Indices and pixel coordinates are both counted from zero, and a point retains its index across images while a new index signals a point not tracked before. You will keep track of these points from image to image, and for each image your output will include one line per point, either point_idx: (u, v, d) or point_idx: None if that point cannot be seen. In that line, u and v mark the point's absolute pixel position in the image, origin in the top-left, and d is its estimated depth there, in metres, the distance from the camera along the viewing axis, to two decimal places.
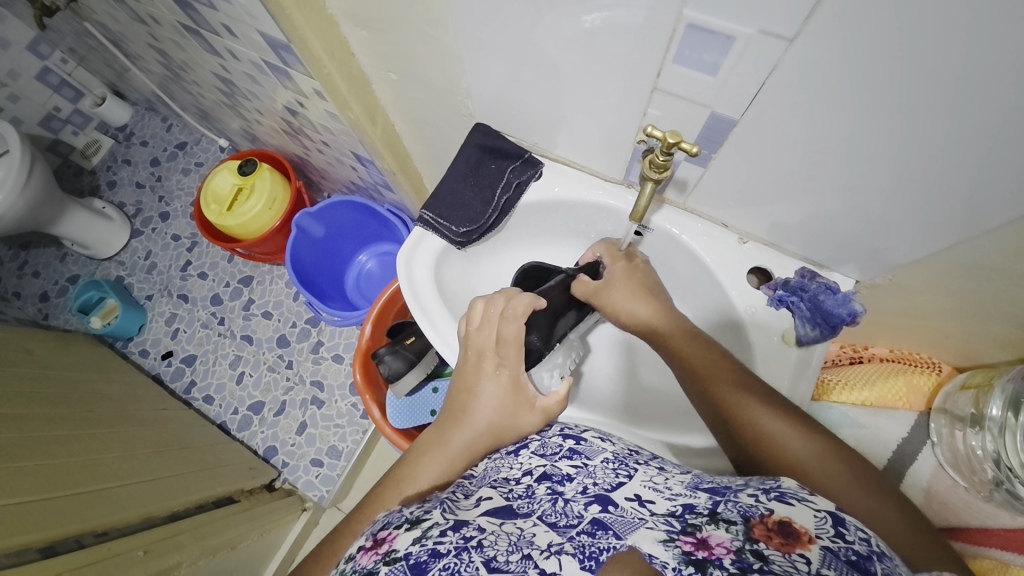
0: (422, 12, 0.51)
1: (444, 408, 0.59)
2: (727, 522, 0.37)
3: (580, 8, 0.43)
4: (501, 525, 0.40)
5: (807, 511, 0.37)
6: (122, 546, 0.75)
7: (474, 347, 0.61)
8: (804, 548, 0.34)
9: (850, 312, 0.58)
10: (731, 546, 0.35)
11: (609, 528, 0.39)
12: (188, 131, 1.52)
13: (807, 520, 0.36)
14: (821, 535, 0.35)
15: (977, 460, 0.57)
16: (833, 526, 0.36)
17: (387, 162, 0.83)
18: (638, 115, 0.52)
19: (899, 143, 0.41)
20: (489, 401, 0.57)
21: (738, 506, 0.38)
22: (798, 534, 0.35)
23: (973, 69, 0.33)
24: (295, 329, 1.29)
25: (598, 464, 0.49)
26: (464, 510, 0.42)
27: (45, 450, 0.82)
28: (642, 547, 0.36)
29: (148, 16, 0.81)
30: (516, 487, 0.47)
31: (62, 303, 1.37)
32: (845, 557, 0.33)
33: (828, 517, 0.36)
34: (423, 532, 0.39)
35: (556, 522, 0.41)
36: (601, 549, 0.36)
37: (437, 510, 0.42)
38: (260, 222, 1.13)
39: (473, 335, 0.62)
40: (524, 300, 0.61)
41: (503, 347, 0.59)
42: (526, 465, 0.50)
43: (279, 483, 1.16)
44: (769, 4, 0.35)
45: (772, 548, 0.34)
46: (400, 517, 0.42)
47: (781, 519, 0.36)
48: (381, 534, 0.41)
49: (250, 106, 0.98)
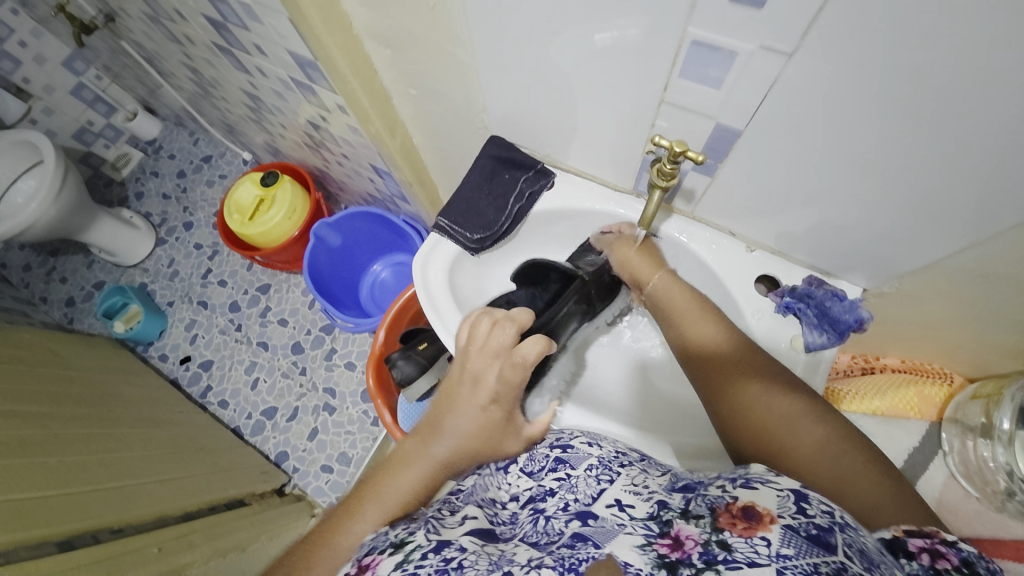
0: (442, 31, 0.54)
1: (429, 419, 0.57)
2: (697, 517, 0.37)
3: (590, 28, 0.45)
4: (483, 546, 0.41)
5: (771, 492, 0.37)
6: (137, 543, 0.76)
7: (472, 371, 0.57)
8: (765, 529, 0.33)
9: (858, 317, 0.59)
10: (699, 539, 0.35)
11: (590, 539, 0.39)
12: (214, 144, 1.59)
13: (769, 502, 0.36)
14: (782, 514, 0.34)
15: (989, 471, 0.58)
16: (795, 503, 0.35)
17: (404, 173, 0.86)
18: (646, 127, 0.54)
19: (894, 150, 0.43)
20: (479, 428, 0.55)
21: (706, 499, 0.39)
22: (760, 517, 0.35)
23: (966, 77, 0.34)
24: (310, 336, 1.32)
25: (580, 474, 0.50)
26: (448, 530, 0.43)
27: (68, 447, 0.85)
28: (619, 554, 0.36)
29: (183, 36, 0.86)
30: (502, 511, 0.50)
31: (88, 308, 1.42)
32: (804, 532, 0.33)
33: (790, 495, 0.36)
34: (406, 556, 0.39)
35: (537, 541, 0.43)
36: (580, 560, 0.37)
37: (420, 531, 0.43)
38: (280, 232, 1.17)
39: (473, 359, 0.58)
40: (539, 343, 0.56)
41: (508, 381, 0.56)
42: (514, 489, 0.53)
43: (290, 488, 1.18)
44: (768, 22, 0.37)
45: (735, 535, 0.34)
46: (385, 541, 0.42)
47: (745, 505, 0.36)
48: (365, 559, 0.41)
49: (275, 120, 1.03)
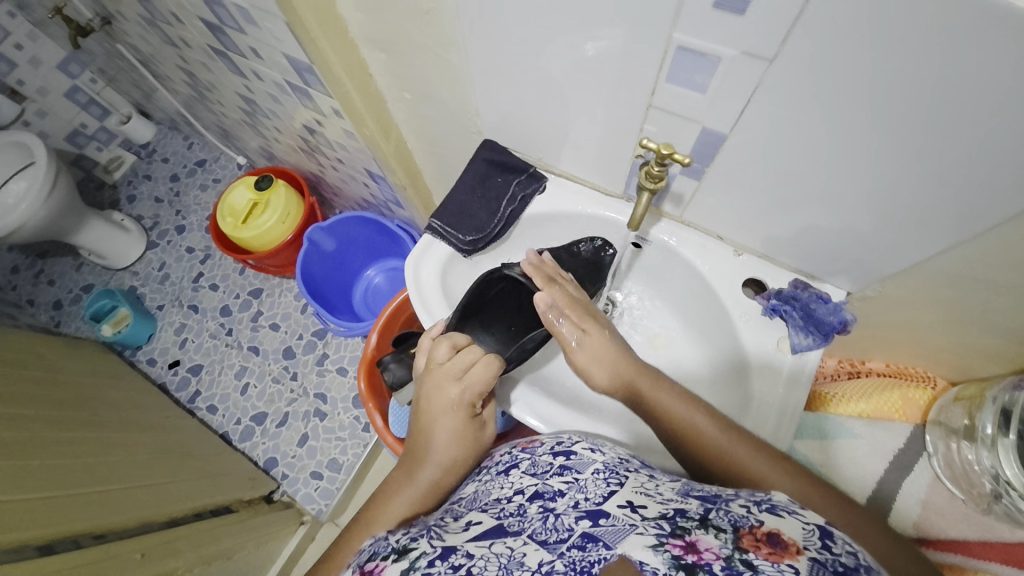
0: (435, 36, 0.54)
1: (407, 448, 0.63)
2: (716, 529, 0.37)
3: (583, 39, 0.47)
4: (491, 547, 0.41)
5: (796, 523, 0.38)
6: (121, 548, 0.75)
7: (437, 386, 0.63)
8: (791, 558, 0.34)
9: (842, 319, 0.60)
10: (719, 553, 0.35)
11: (600, 540, 0.39)
12: (208, 149, 1.59)
13: (795, 532, 0.37)
14: (809, 547, 0.35)
15: (975, 475, 0.59)
16: (820, 539, 0.37)
17: (398, 176, 0.87)
18: (634, 130, 0.55)
19: (876, 152, 0.44)
20: (449, 438, 0.60)
21: (729, 516, 0.39)
22: (785, 545, 0.35)
23: (947, 80, 0.35)
24: (301, 341, 1.31)
25: (588, 477, 0.50)
26: (453, 535, 0.44)
27: (51, 450, 0.83)
28: (633, 554, 0.36)
29: (179, 39, 0.87)
30: (507, 506, 0.48)
31: (76, 311, 1.41)
32: (830, 568, 0.34)
33: (816, 530, 0.37)
34: (411, 563, 0.40)
35: (546, 540, 0.41)
36: (592, 561, 0.37)
37: (424, 538, 0.44)
38: (273, 235, 1.17)
39: (437, 377, 0.63)
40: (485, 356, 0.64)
41: (470, 389, 0.62)
42: (517, 484, 0.52)
43: (278, 495, 1.16)
44: (750, 27, 0.38)
45: (760, 557, 0.34)
46: (387, 546, 0.44)
47: (770, 531, 0.37)
48: (368, 565, 0.43)
49: (270, 124, 1.03)
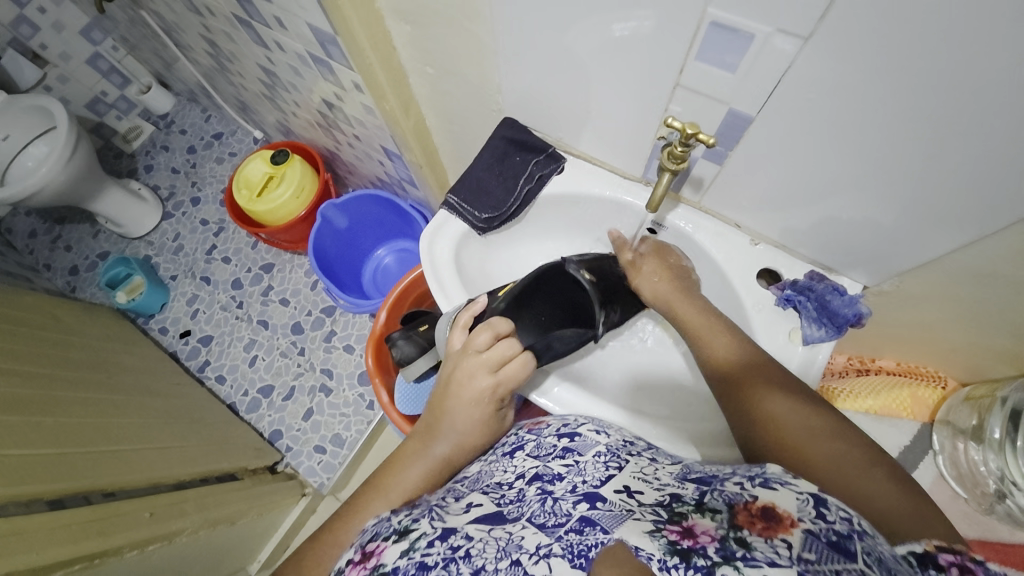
0: (461, 8, 0.54)
1: (423, 419, 0.63)
2: (712, 511, 0.38)
3: (612, 18, 0.47)
4: (490, 531, 0.41)
5: (791, 494, 0.37)
6: (129, 507, 0.77)
7: (470, 374, 0.60)
8: (785, 532, 0.34)
9: (856, 312, 0.60)
10: (715, 534, 0.35)
11: (597, 524, 0.40)
12: (225, 122, 1.59)
13: (790, 505, 0.36)
14: (803, 518, 0.35)
15: (980, 475, 0.69)
16: (814, 507, 0.36)
17: (416, 154, 0.87)
18: (658, 111, 0.55)
19: (905, 141, 0.43)
20: (470, 424, 0.60)
21: (723, 494, 0.39)
22: (780, 519, 0.35)
23: (985, 66, 0.35)
24: (310, 317, 1.33)
25: (589, 460, 0.50)
26: (453, 517, 0.44)
27: (64, 408, 0.85)
28: (629, 540, 0.36)
29: (204, 7, 0.87)
30: (508, 491, 0.49)
31: (91, 277, 1.43)
32: (825, 539, 0.33)
33: (810, 498, 0.36)
34: (412, 544, 0.40)
35: (545, 523, 0.42)
36: (590, 546, 0.37)
37: (426, 518, 0.44)
38: (287, 210, 1.18)
39: (471, 365, 0.61)
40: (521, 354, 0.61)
41: (502, 383, 0.60)
42: (520, 467, 0.52)
43: (282, 467, 1.18)
44: (786, 5, 0.38)
45: (754, 533, 0.34)
46: (388, 528, 0.43)
47: (765, 505, 0.36)
48: (370, 547, 0.42)
49: (289, 97, 1.03)
